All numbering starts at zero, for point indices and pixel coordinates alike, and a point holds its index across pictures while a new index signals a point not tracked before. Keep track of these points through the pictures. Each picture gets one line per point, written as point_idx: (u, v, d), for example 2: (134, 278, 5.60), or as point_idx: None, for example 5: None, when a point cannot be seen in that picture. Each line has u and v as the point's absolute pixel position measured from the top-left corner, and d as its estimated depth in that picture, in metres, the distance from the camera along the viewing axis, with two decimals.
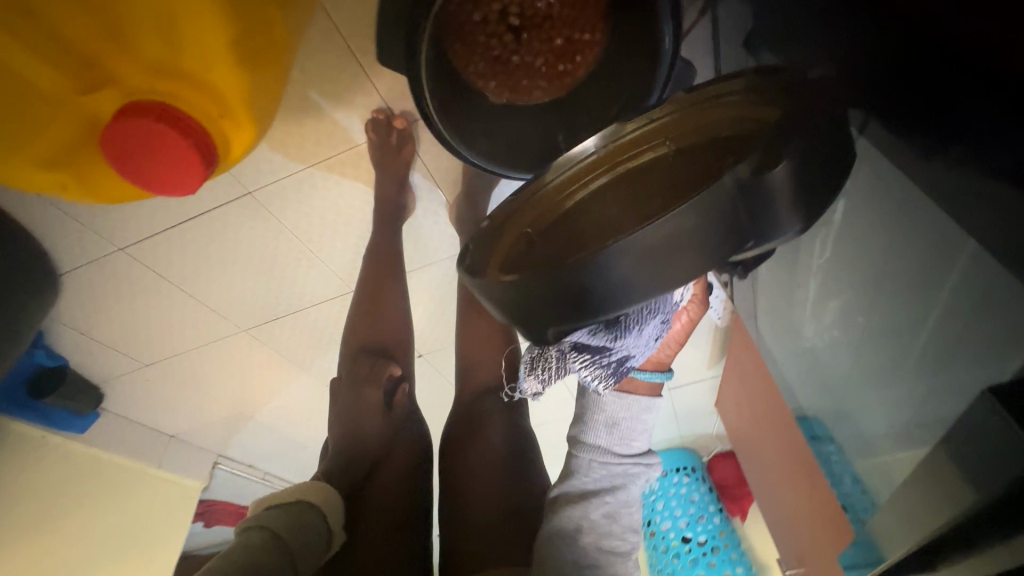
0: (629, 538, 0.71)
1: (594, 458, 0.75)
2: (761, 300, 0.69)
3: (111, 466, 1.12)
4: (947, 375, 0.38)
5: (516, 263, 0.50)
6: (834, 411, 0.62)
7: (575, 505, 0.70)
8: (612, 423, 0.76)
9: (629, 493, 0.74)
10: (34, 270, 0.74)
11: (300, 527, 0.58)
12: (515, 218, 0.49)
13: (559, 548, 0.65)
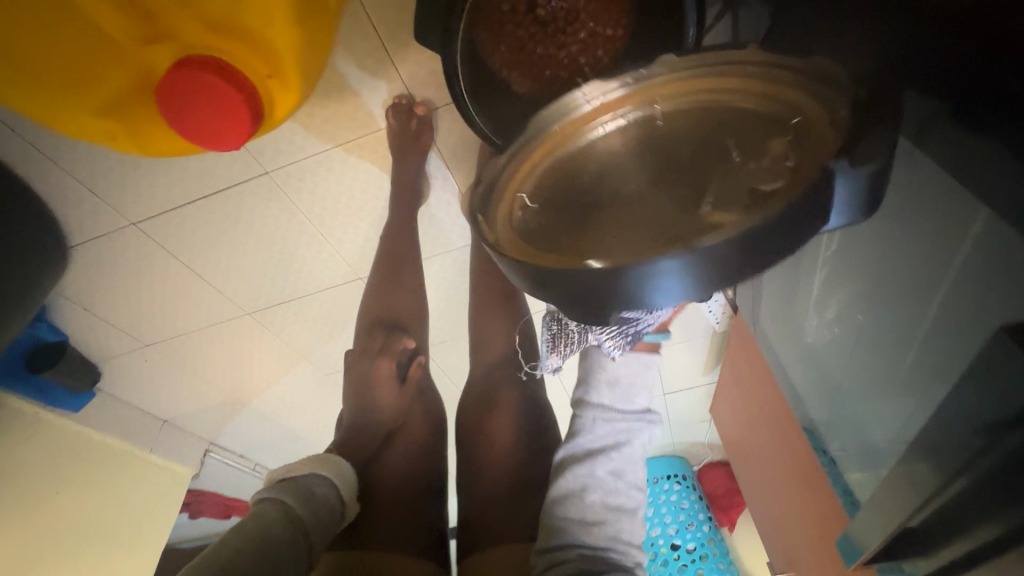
0: (636, 493, 0.73)
1: (599, 416, 0.76)
2: (767, 304, 0.70)
3: (103, 446, 1.11)
4: (950, 356, 0.40)
5: (519, 219, 0.50)
6: (829, 408, 0.63)
7: (579, 464, 0.71)
8: (614, 381, 0.78)
9: (634, 449, 0.75)
10: (46, 239, 0.75)
11: (314, 500, 0.60)
12: (523, 162, 0.49)
13: (559, 510, 0.68)
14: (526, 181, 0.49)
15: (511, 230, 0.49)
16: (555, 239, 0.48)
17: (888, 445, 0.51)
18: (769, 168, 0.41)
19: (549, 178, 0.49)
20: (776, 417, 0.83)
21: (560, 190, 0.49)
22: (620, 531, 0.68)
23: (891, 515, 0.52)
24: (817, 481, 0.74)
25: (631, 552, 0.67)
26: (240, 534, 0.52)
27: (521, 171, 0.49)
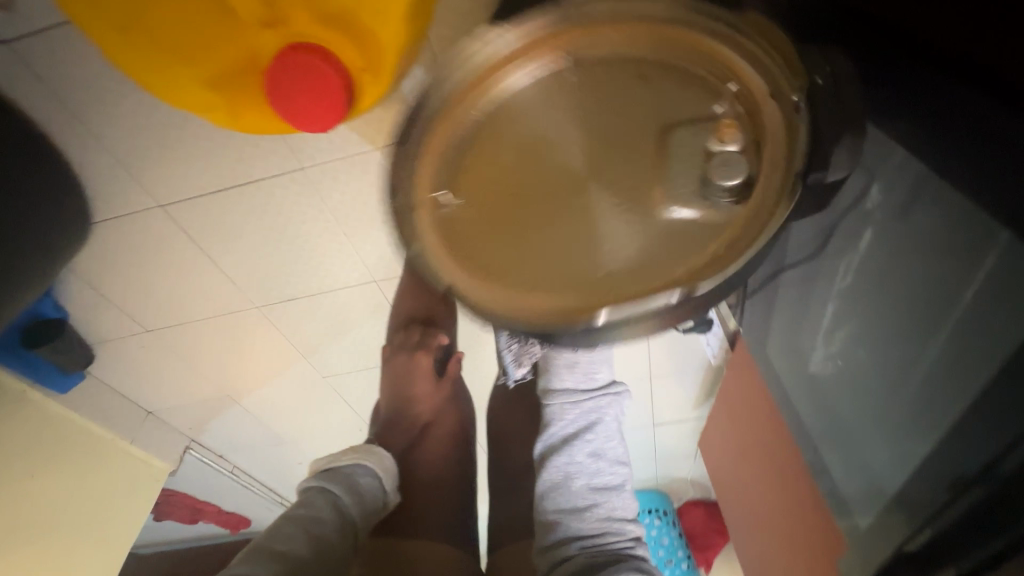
0: (620, 467, 0.81)
1: (563, 402, 0.84)
2: (773, 341, 0.70)
3: (84, 433, 1.08)
4: (951, 387, 0.43)
5: (448, 215, 0.45)
6: (828, 439, 0.66)
7: (558, 454, 0.80)
8: (572, 364, 0.85)
9: (607, 422, 0.83)
10: (72, 213, 0.75)
11: (360, 492, 0.66)
12: (438, 136, 0.43)
13: (551, 501, 0.77)
14: (446, 167, 0.44)
15: (445, 244, 0.45)
16: (501, 252, 0.46)
17: (891, 475, 0.54)
18: (723, 168, 0.41)
19: (472, 149, 0.44)
20: (771, 450, 0.85)
21: (485, 173, 0.44)
22: (612, 509, 0.76)
23: (891, 540, 0.54)
24: (812, 514, 0.75)
25: (627, 527, 0.75)
26: (297, 521, 0.58)
27: (435, 154, 0.43)
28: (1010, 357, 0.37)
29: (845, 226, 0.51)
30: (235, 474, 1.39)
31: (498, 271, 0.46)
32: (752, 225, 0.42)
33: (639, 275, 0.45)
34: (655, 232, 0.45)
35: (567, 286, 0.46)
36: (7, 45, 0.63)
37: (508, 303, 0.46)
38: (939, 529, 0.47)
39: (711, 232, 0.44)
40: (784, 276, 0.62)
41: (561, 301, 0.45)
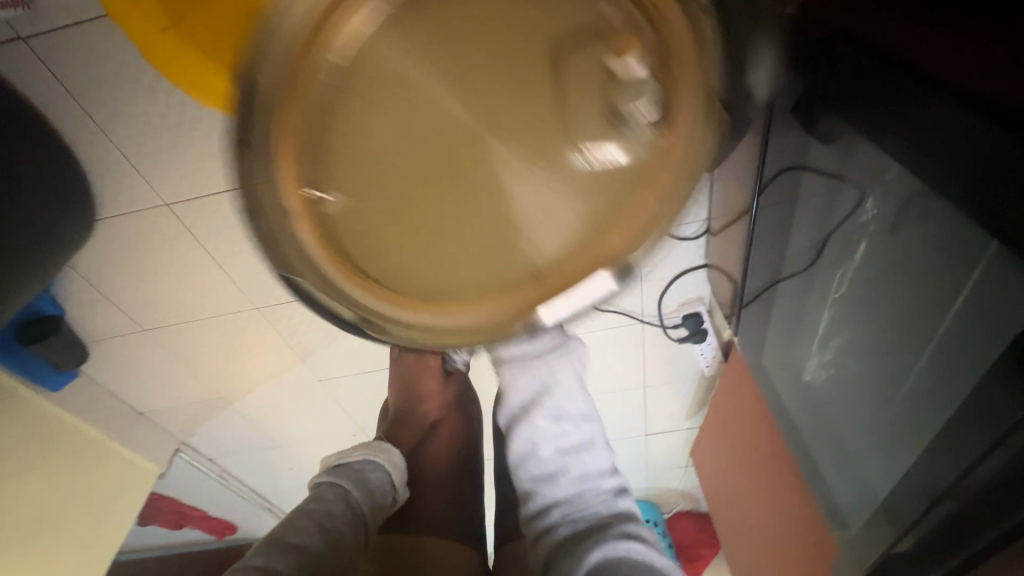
0: (585, 424, 0.70)
1: (515, 368, 0.72)
2: (771, 347, 0.76)
3: (74, 431, 1.07)
4: (926, 394, 0.46)
5: (328, 220, 0.40)
6: (820, 446, 0.68)
7: (518, 423, 0.70)
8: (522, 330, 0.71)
9: (566, 381, 0.72)
10: (78, 209, 0.76)
11: (369, 487, 0.64)
12: (282, 131, 0.37)
13: (522, 470, 0.68)
14: (303, 159, 0.38)
15: (336, 261, 0.41)
16: (395, 244, 0.41)
17: (878, 481, 0.55)
18: (632, 90, 0.36)
19: (325, 112, 0.38)
20: (765, 460, 0.87)
21: (348, 138, 0.39)
22: (585, 471, 0.65)
23: (875, 546, 0.56)
24: (803, 522, 0.77)
25: (605, 482, 0.64)
26: (308, 509, 0.56)
27: (284, 151, 0.37)
28: (977, 364, 0.40)
29: (840, 234, 0.54)
30: (223, 479, 1.38)
31: (402, 272, 0.42)
32: (666, 179, 0.39)
33: (563, 251, 0.41)
34: (566, 192, 0.40)
35: (481, 276, 0.42)
36: (26, 40, 0.64)
37: (425, 318, 0.43)
38: (914, 535, 0.49)
39: (632, 187, 0.39)
40: (780, 286, 0.68)
41: (478, 295, 0.42)
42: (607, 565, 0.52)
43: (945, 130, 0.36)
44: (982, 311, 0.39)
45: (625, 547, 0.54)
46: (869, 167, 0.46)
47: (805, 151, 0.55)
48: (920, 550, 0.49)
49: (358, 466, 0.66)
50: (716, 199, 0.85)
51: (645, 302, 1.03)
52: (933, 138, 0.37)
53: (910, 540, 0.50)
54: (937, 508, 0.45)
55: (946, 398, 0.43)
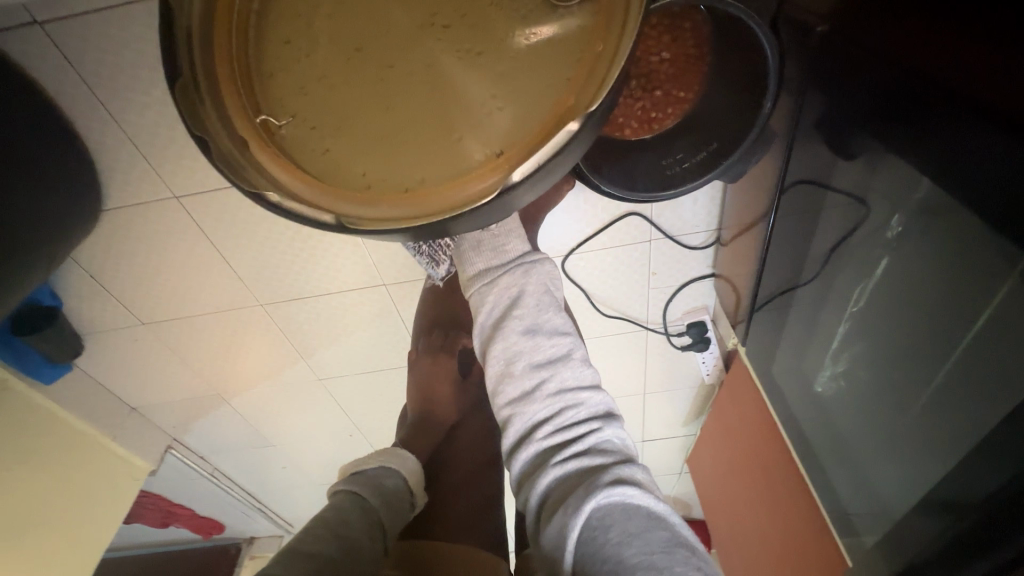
0: (562, 338, 0.60)
1: (484, 284, 0.63)
2: (782, 355, 0.78)
3: (66, 427, 1.04)
4: (946, 405, 0.47)
5: (284, 137, 0.42)
6: (832, 455, 0.69)
7: (492, 342, 0.59)
8: (478, 243, 0.65)
9: (538, 294, 0.61)
10: (85, 199, 0.74)
11: (384, 491, 0.63)
12: (226, 63, 0.41)
13: (500, 395, 0.58)
14: (249, 84, 0.42)
15: (289, 169, 0.41)
16: (344, 141, 0.42)
17: (892, 493, 0.56)
18: None
19: (275, 35, 0.42)
20: (771, 470, 0.88)
21: (298, 50, 0.42)
22: (564, 384, 0.57)
23: (887, 556, 0.56)
24: (808, 531, 0.78)
25: (587, 400, 0.56)
26: (325, 516, 0.55)
27: (226, 76, 0.41)
28: (994, 377, 0.41)
29: (858, 243, 0.57)
30: (215, 478, 1.35)
31: (355, 173, 0.42)
32: (603, 44, 0.39)
33: (508, 134, 0.41)
34: (503, 85, 0.41)
35: (430, 163, 0.42)
36: (41, 26, 0.63)
37: (379, 210, 0.41)
38: (925, 545, 0.50)
39: (566, 68, 0.40)
40: (798, 292, 0.70)
41: (434, 182, 0.41)
42: (602, 517, 0.46)
43: (967, 144, 0.38)
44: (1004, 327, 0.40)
45: (620, 493, 0.47)
46: (895, 184, 0.48)
47: (830, 169, 0.56)
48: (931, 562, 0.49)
49: (370, 473, 0.65)
50: (728, 209, 0.87)
51: (649, 309, 1.04)
52: (956, 151, 0.39)
53: (919, 551, 0.50)
54: (952, 521, 0.45)
55: (963, 412, 0.44)
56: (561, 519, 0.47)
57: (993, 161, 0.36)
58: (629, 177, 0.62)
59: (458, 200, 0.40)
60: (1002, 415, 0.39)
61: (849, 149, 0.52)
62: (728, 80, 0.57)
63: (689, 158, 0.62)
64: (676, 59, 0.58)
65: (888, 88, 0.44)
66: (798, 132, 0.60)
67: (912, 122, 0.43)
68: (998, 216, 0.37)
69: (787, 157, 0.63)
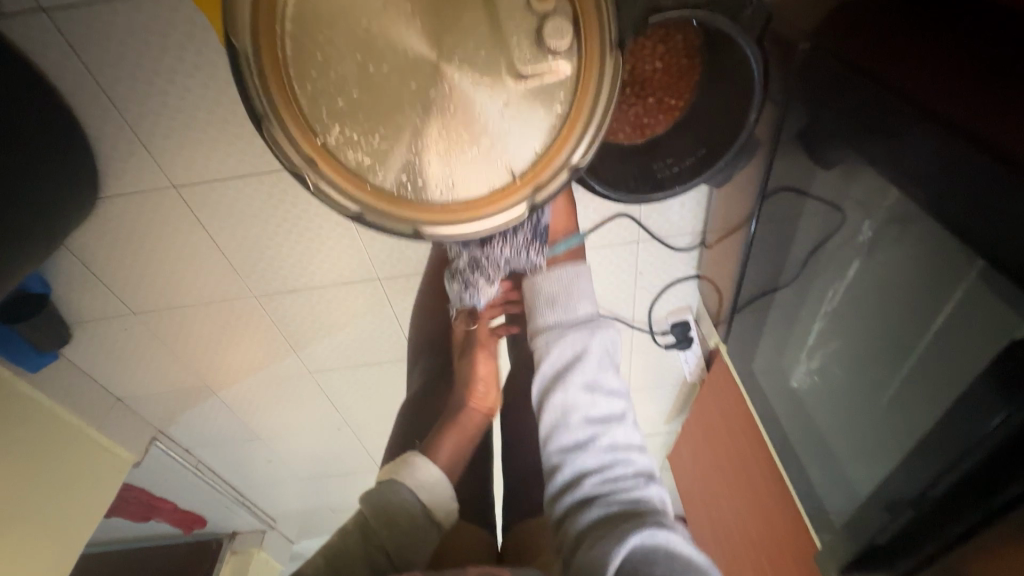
0: (618, 399, 0.63)
1: (550, 337, 0.65)
2: (760, 352, 0.82)
3: (50, 415, 1.03)
4: (905, 398, 0.51)
5: (342, 151, 0.41)
6: (806, 447, 0.73)
7: (551, 392, 0.62)
8: (552, 300, 0.66)
9: (602, 351, 0.64)
10: (84, 186, 0.74)
11: (388, 507, 0.62)
12: (277, 78, 0.38)
13: (552, 441, 0.61)
14: (298, 97, 0.39)
15: (356, 185, 0.41)
16: (392, 153, 0.42)
17: (858, 480, 0.60)
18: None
19: (307, 40, 0.39)
20: (750, 465, 0.92)
21: (330, 59, 0.39)
22: (616, 442, 0.60)
23: (852, 542, 0.60)
24: (784, 521, 0.82)
25: (638, 462, 0.59)
26: (332, 545, 0.60)
27: (279, 94, 0.39)
28: (952, 373, 0.44)
29: (833, 247, 0.61)
30: (198, 470, 1.35)
31: (403, 178, 0.42)
32: (596, 84, 0.40)
33: (546, 142, 0.42)
34: (521, 104, 0.41)
35: (476, 173, 0.43)
36: (47, 13, 0.63)
37: (438, 219, 0.42)
38: (885, 531, 0.53)
39: (565, 98, 0.41)
40: (778, 294, 0.74)
41: (482, 189, 0.43)
42: (644, 554, 0.48)
43: (932, 160, 0.41)
44: (961, 324, 0.44)
45: (662, 536, 0.50)
46: (869, 194, 0.51)
47: (810, 177, 0.60)
48: (895, 547, 0.53)
49: (381, 488, 0.65)
50: (713, 212, 0.90)
51: (636, 309, 1.08)
52: (926, 166, 0.42)
53: (884, 537, 0.54)
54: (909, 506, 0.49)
55: (921, 404, 0.48)
56: (601, 550, 0.49)
57: (955, 177, 0.39)
58: (623, 179, 0.64)
59: (503, 207, 0.42)
60: (953, 404, 0.43)
61: (825, 156, 0.56)
62: (715, 90, 0.61)
63: (679, 162, 0.65)
64: (668, 68, 0.61)
65: (866, 104, 0.47)
66: (781, 138, 0.63)
67: (890, 138, 0.46)
68: (957, 222, 0.41)
69: (769, 164, 0.68)
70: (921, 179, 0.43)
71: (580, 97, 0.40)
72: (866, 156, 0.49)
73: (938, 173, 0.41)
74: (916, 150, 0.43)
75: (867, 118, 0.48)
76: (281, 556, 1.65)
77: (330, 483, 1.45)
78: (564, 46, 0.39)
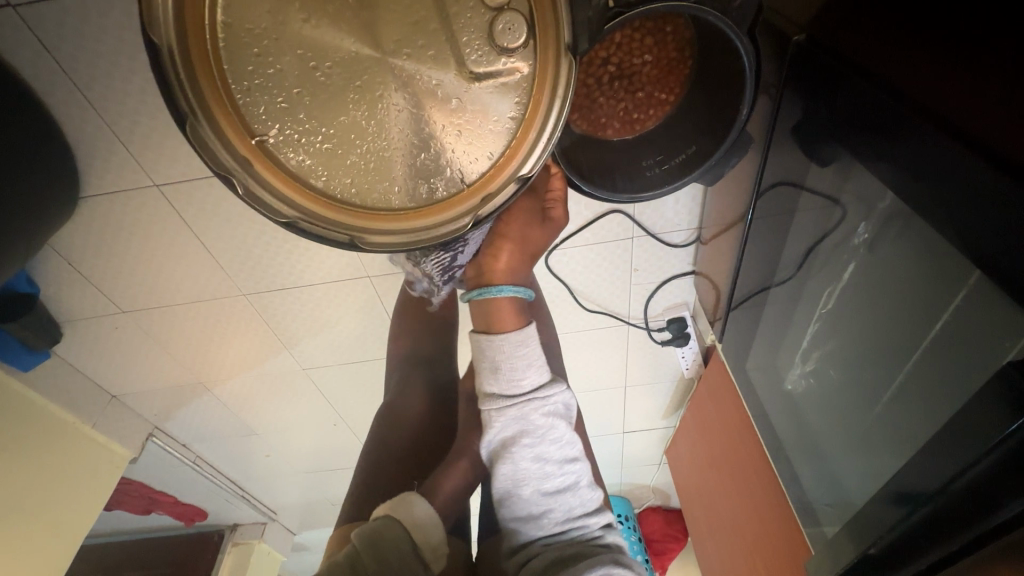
0: (574, 467, 0.58)
1: (489, 411, 0.57)
2: (755, 351, 0.81)
3: (44, 412, 1.03)
4: (900, 408, 0.49)
5: (282, 152, 0.39)
6: (799, 448, 0.72)
7: (495, 467, 0.57)
8: (494, 368, 0.57)
9: (551, 421, 0.57)
10: (64, 186, 0.73)
11: (382, 547, 0.52)
12: (208, 75, 0.36)
13: (506, 506, 0.58)
14: (234, 93, 0.37)
15: (298, 191, 0.39)
16: (338, 155, 0.40)
17: (851, 487, 0.59)
18: None
19: (244, 33, 0.37)
20: (745, 463, 0.91)
21: (268, 51, 0.37)
22: (571, 512, 0.57)
23: (845, 550, 0.59)
24: (777, 521, 0.81)
25: (594, 527, 0.57)
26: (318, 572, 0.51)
27: (212, 92, 0.36)
28: (949, 383, 0.42)
29: (828, 248, 0.59)
30: (197, 465, 1.35)
31: (347, 182, 0.40)
32: (548, 94, 0.39)
33: (499, 149, 0.40)
34: (475, 105, 0.40)
35: (426, 177, 0.41)
36: (15, 8, 0.61)
37: (387, 228, 0.40)
38: (876, 543, 0.52)
39: (521, 102, 0.40)
40: (771, 291, 0.72)
41: (432, 197, 0.41)
42: None
43: (931, 158, 0.39)
44: (957, 333, 0.42)
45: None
46: (863, 193, 0.49)
47: (805, 172, 0.58)
48: (885, 559, 0.52)
49: (373, 523, 0.55)
50: (708, 208, 0.88)
51: (632, 305, 1.06)
52: (924, 169, 0.40)
53: (875, 549, 0.53)
54: (902, 522, 0.47)
55: (915, 413, 0.46)
56: None
57: (957, 179, 0.37)
58: (611, 176, 0.62)
59: (452, 216, 0.41)
60: (950, 418, 0.41)
61: (819, 154, 0.54)
62: (706, 85, 0.59)
63: (667, 161, 0.63)
64: (658, 60, 0.58)
65: (867, 100, 0.45)
66: (776, 129, 0.61)
67: (882, 139, 0.44)
68: (955, 229, 0.39)
69: (763, 161, 0.66)
70: (918, 177, 0.41)
71: (534, 107, 0.39)
72: (862, 153, 0.47)
73: (941, 175, 0.38)
74: (912, 146, 0.40)
75: (864, 115, 0.45)
76: (283, 547, 1.67)
77: (328, 477, 1.46)
78: (520, 42, 0.38)
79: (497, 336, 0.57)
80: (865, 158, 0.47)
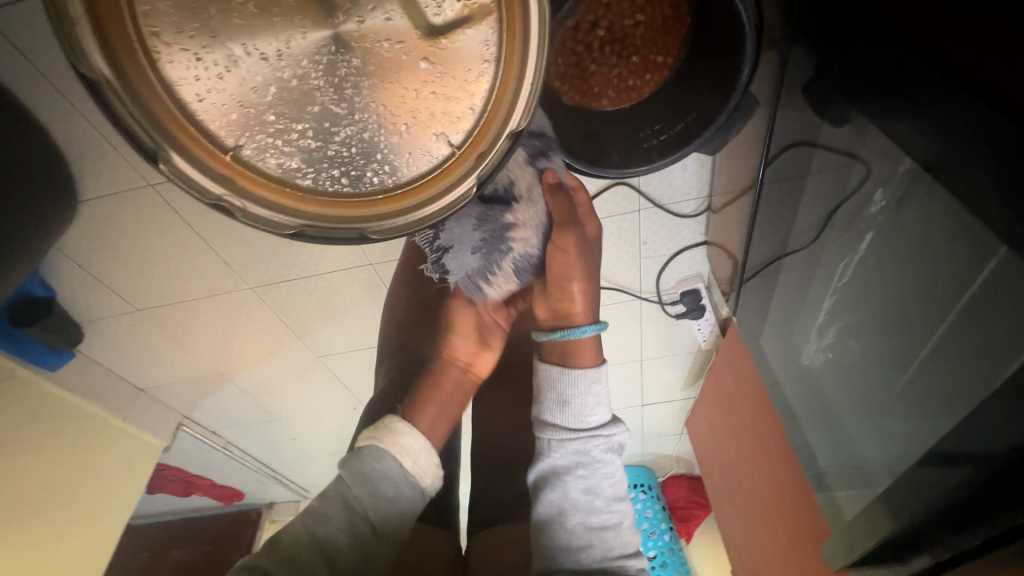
0: (619, 504, 0.61)
1: (554, 439, 0.61)
2: (770, 320, 0.77)
3: (74, 409, 1.07)
4: (923, 384, 0.45)
5: (260, 161, 0.37)
6: (812, 420, 0.70)
7: (549, 489, 0.60)
8: (564, 402, 0.62)
9: (607, 456, 0.61)
10: (59, 190, 0.73)
11: (373, 482, 0.53)
12: (157, 100, 0.33)
13: (545, 536, 0.58)
14: (190, 108, 0.34)
15: (288, 197, 0.37)
16: (319, 150, 0.37)
17: (869, 463, 0.56)
18: None
19: (172, 32, 0.32)
20: (767, 439, 0.88)
21: (204, 40, 0.33)
22: (612, 550, 0.57)
23: (874, 531, 0.56)
24: (799, 496, 0.79)
25: (630, 569, 0.56)
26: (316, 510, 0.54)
27: (167, 115, 0.34)
28: (972, 363, 0.39)
29: (847, 213, 0.54)
30: (228, 450, 1.41)
31: (336, 176, 0.38)
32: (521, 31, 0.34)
33: (481, 102, 0.37)
34: (445, 63, 0.36)
35: (414, 153, 0.38)
36: None
37: (393, 214, 0.38)
38: (903, 527, 0.49)
39: (492, 38, 0.35)
40: (785, 261, 0.68)
41: (424, 171, 0.38)
42: None
43: (957, 114, 0.34)
44: (987, 307, 0.38)
45: None
46: (881, 156, 0.45)
47: (817, 129, 0.53)
48: (911, 535, 0.49)
49: (360, 453, 0.55)
50: (719, 176, 0.84)
51: (642, 279, 1.03)
52: (948, 121, 0.35)
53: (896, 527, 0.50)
54: (928, 506, 0.45)
55: (939, 391, 0.43)
56: None
57: (985, 137, 0.32)
58: (605, 149, 0.59)
59: (451, 184, 0.38)
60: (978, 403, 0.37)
61: (832, 111, 0.49)
62: (704, 44, 0.54)
63: (666, 130, 0.58)
64: (654, 21, 0.54)
65: (882, 48, 0.40)
66: (785, 83, 0.56)
67: (900, 96, 0.39)
68: (983, 194, 0.35)
69: (772, 120, 0.61)
70: (946, 135, 0.36)
71: (509, 50, 0.35)
72: (881, 108, 0.42)
73: (966, 133, 0.34)
74: (937, 102, 0.35)
75: (884, 62, 0.40)
76: None
77: None
78: None
79: (573, 370, 0.62)
80: (882, 114, 0.42)
